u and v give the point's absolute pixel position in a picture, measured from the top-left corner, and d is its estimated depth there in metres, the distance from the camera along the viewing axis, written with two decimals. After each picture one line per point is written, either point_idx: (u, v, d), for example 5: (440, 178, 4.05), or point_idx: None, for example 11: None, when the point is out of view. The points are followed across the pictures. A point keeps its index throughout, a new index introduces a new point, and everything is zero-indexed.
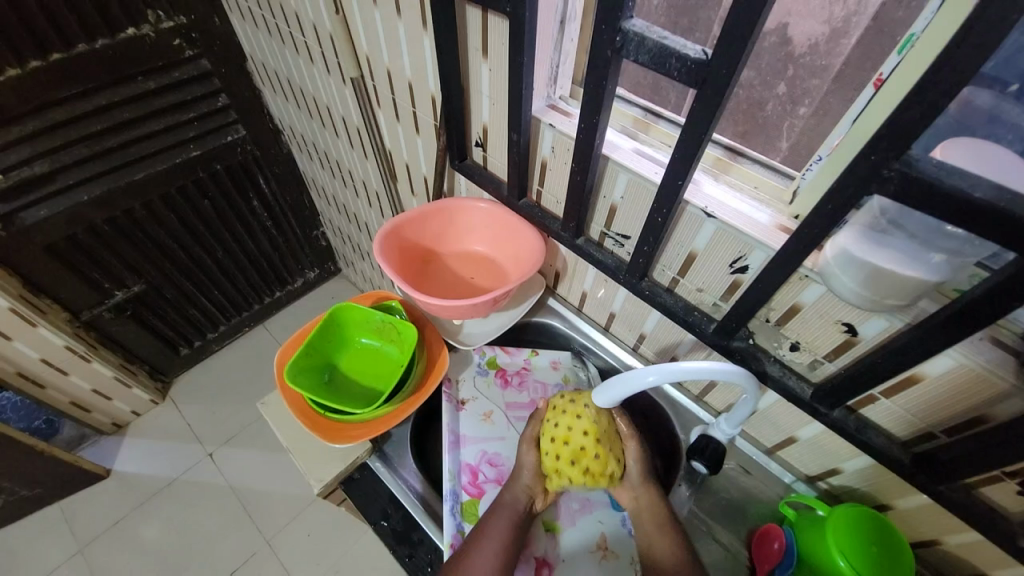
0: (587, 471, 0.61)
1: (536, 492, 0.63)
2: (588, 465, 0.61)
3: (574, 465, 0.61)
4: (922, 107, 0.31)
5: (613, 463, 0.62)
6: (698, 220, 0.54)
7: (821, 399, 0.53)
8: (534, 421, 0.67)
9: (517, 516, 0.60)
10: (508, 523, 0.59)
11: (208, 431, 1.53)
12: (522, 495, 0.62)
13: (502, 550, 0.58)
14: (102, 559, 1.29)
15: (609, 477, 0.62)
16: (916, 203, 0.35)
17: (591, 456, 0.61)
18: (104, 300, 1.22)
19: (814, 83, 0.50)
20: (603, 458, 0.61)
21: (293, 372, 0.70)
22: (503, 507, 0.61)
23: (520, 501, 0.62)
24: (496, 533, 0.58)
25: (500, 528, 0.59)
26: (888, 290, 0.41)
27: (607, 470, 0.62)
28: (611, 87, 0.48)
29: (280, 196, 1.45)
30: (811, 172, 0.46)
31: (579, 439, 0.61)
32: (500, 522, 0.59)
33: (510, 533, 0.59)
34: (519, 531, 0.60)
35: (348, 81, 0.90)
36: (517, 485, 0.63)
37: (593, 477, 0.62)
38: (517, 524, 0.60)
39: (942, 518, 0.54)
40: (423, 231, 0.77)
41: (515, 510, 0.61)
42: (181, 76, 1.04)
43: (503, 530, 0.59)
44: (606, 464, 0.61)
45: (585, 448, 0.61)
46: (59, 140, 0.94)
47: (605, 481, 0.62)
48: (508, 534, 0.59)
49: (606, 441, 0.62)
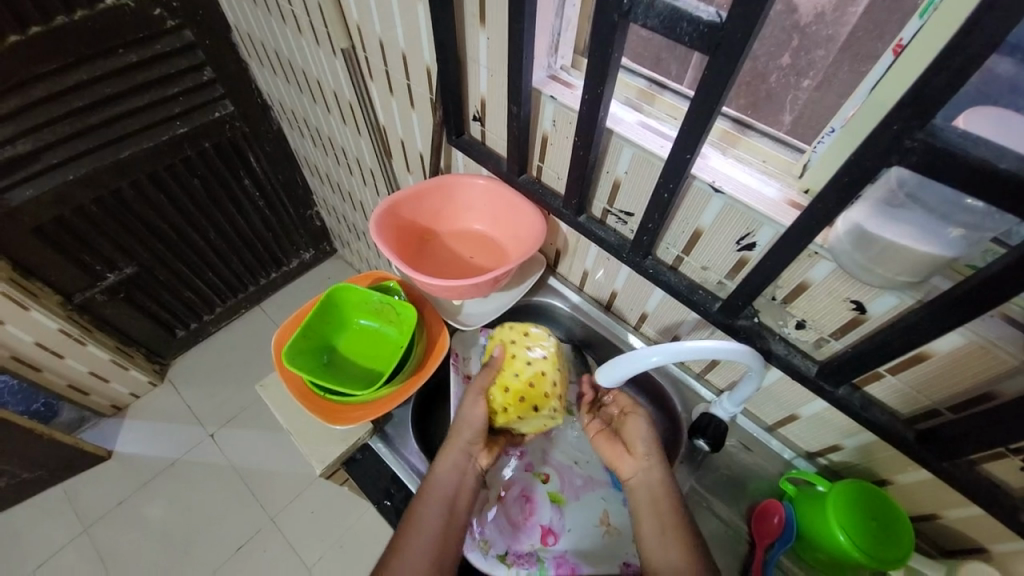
0: (504, 407, 0.63)
1: (477, 451, 0.62)
2: (496, 399, 0.63)
3: (487, 407, 0.63)
4: (950, 73, 0.29)
5: (527, 373, 0.63)
6: (706, 196, 0.53)
7: (826, 376, 0.52)
8: (488, 369, 0.65)
9: (453, 504, 0.57)
10: (441, 494, 0.58)
11: (208, 412, 1.53)
12: (459, 461, 0.60)
13: (439, 524, 0.56)
14: (107, 539, 1.31)
15: (533, 389, 0.63)
16: (939, 175, 0.33)
17: (496, 388, 0.64)
18: (96, 282, 1.20)
19: (820, 54, 0.48)
20: (509, 376, 0.63)
21: (292, 354, 0.69)
22: (437, 499, 0.57)
23: (453, 484, 0.59)
24: (434, 510, 0.56)
25: (435, 501, 0.57)
26: (902, 266, 0.40)
27: (519, 386, 0.62)
28: (618, 54, 0.46)
29: (272, 175, 1.42)
30: (823, 145, 0.45)
31: (483, 379, 0.64)
32: (436, 494, 0.58)
33: (448, 510, 0.57)
34: (459, 501, 0.58)
35: (339, 52, 0.86)
36: (447, 467, 0.60)
37: (511, 406, 0.62)
38: (453, 494, 0.58)
39: (943, 493, 0.55)
40: (419, 209, 0.74)
41: (451, 480, 0.59)
42: (165, 49, 0.99)
43: (438, 503, 0.57)
44: (514, 383, 0.63)
45: (485, 389, 0.64)
46: (40, 118, 0.90)
47: (529, 399, 0.62)
48: (445, 506, 0.57)
49: (516, 358, 0.64)
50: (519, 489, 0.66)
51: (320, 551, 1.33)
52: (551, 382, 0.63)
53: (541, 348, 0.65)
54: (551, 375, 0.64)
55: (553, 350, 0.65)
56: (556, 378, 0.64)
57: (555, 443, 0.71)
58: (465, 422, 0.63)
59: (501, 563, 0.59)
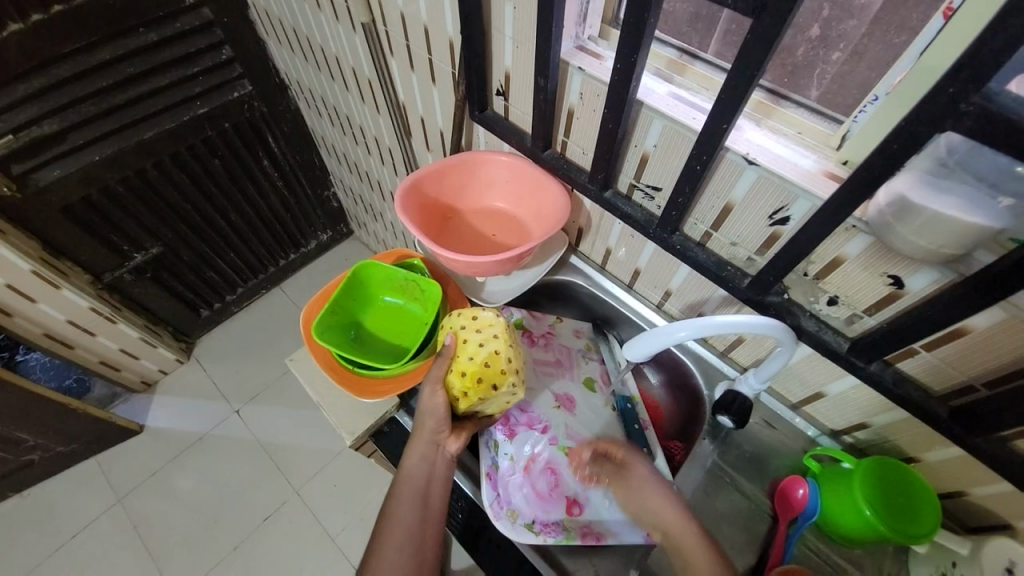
0: (463, 392, 0.61)
1: (443, 438, 0.63)
2: (453, 386, 0.61)
3: (447, 396, 0.62)
4: (1010, 34, 0.28)
5: (481, 355, 0.60)
6: (738, 168, 0.51)
7: (858, 352, 0.52)
8: (440, 360, 0.63)
9: (425, 496, 0.61)
10: (413, 488, 0.61)
11: (233, 389, 1.58)
12: (425, 451, 0.62)
13: (414, 517, 0.60)
14: (142, 508, 1.37)
15: (489, 369, 0.60)
16: (992, 141, 0.32)
17: (452, 375, 0.61)
18: (123, 262, 1.23)
19: (851, 24, 0.46)
20: (464, 361, 0.61)
21: (320, 328, 0.70)
22: (408, 494, 0.61)
23: (422, 475, 0.61)
24: (407, 504, 0.60)
25: (409, 495, 0.61)
26: (947, 237, 0.39)
27: (474, 368, 0.60)
28: (654, 19, 0.44)
29: (290, 155, 1.42)
30: (864, 115, 0.43)
31: (439, 369, 0.62)
32: (408, 488, 0.61)
33: (419, 502, 0.61)
34: (429, 492, 0.61)
35: (358, 27, 0.85)
36: (415, 459, 0.62)
37: (469, 389, 0.60)
38: (425, 487, 0.61)
39: (975, 471, 0.54)
40: (442, 186, 0.74)
41: (421, 473, 0.61)
42: (184, 27, 0.99)
43: (412, 497, 0.61)
44: (469, 366, 0.60)
45: (443, 377, 0.62)
46: (65, 98, 0.91)
47: (486, 379, 0.60)
48: (418, 500, 0.61)
49: (468, 343, 0.62)
50: (544, 462, 0.65)
51: (344, 522, 1.38)
52: (506, 359, 0.61)
53: (491, 329, 0.63)
54: (505, 352, 0.61)
55: (501, 328, 0.63)
56: (511, 354, 0.62)
57: (577, 417, 0.69)
58: (428, 412, 0.62)
59: (529, 532, 0.61)
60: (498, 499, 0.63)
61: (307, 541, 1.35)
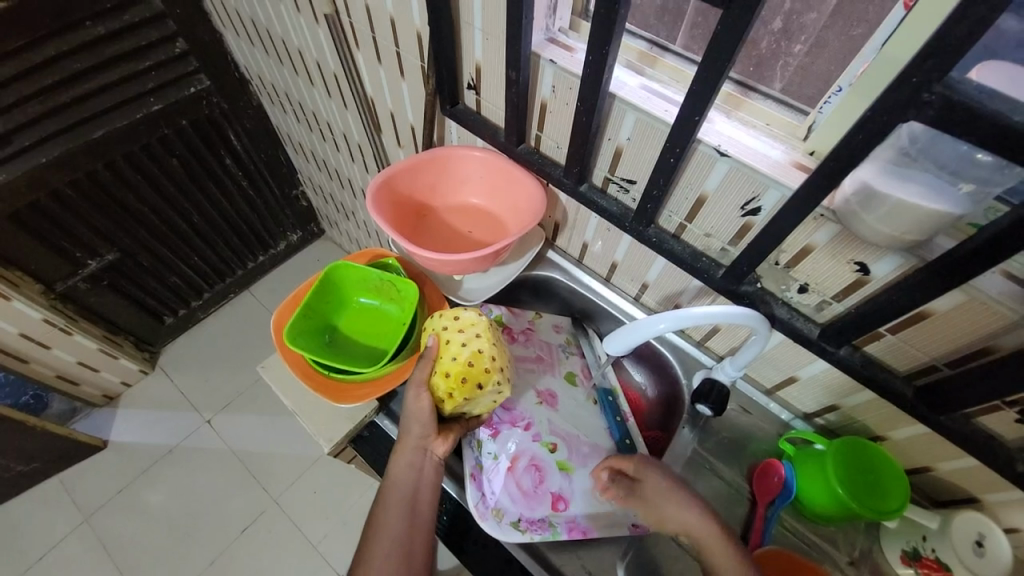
0: (448, 394, 0.59)
1: (430, 442, 0.61)
2: (438, 387, 0.60)
3: (432, 398, 0.61)
4: (970, 23, 0.28)
5: (464, 355, 0.59)
6: (710, 160, 0.52)
7: (829, 337, 0.53)
8: (423, 361, 0.61)
9: (412, 503, 0.60)
10: (400, 496, 0.60)
11: (203, 398, 1.52)
12: (413, 459, 0.61)
13: (402, 524, 0.59)
14: (109, 527, 1.31)
15: (473, 368, 0.59)
16: (955, 129, 0.33)
17: (437, 377, 0.60)
18: (78, 270, 1.16)
19: (811, 17, 0.49)
20: (447, 361, 0.60)
21: (292, 333, 0.68)
22: (396, 504, 0.60)
23: (407, 485, 0.60)
24: (394, 513, 0.59)
25: (395, 503, 0.60)
26: (911, 224, 0.41)
27: (458, 369, 0.59)
28: (624, 11, 0.44)
29: (253, 153, 1.37)
30: (829, 106, 0.44)
31: (423, 372, 0.61)
32: (395, 497, 0.60)
33: (406, 511, 0.60)
34: (415, 502, 0.60)
35: (322, 18, 0.82)
36: (400, 465, 0.61)
37: (454, 390, 0.59)
38: (412, 494, 0.60)
39: (940, 447, 0.57)
40: (416, 182, 0.72)
41: (408, 481, 0.60)
42: (133, 19, 0.93)
43: (399, 504, 0.60)
44: (453, 366, 0.59)
45: (427, 380, 0.61)
46: (10, 98, 0.85)
47: (471, 378, 0.59)
48: (406, 506, 0.60)
49: (450, 343, 0.61)
50: (528, 459, 0.64)
51: (326, 529, 1.35)
52: (490, 357, 0.60)
53: (473, 329, 0.62)
54: (489, 351, 0.60)
55: (484, 327, 0.62)
56: (494, 352, 0.61)
57: (560, 412, 0.70)
58: (412, 414, 0.61)
59: (515, 530, 0.60)
60: (483, 499, 0.63)
61: (289, 550, 1.32)
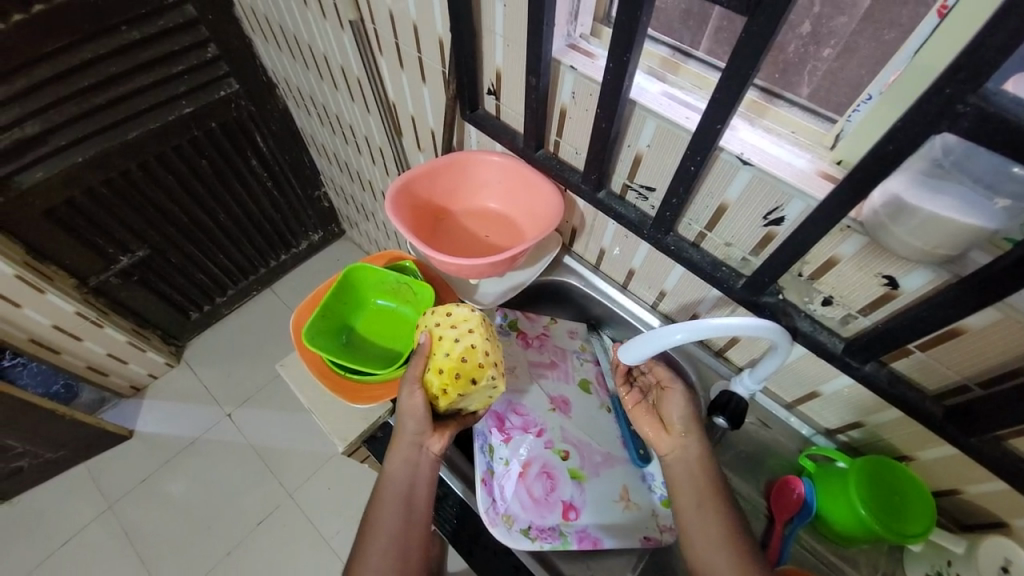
0: (442, 389, 0.59)
1: (426, 437, 0.61)
2: (432, 384, 0.60)
3: (426, 395, 0.61)
4: (1007, 33, 0.27)
5: (456, 350, 0.59)
6: (733, 167, 0.51)
7: (854, 352, 0.52)
8: (417, 356, 0.62)
9: (408, 500, 0.60)
10: (395, 492, 0.60)
11: (225, 392, 1.56)
12: (409, 455, 0.61)
13: (397, 521, 0.59)
14: (132, 515, 1.35)
15: (466, 363, 0.59)
16: (990, 142, 0.32)
17: (430, 373, 0.60)
18: (110, 265, 1.21)
19: (841, 21, 0.47)
20: (440, 357, 0.60)
21: (311, 334, 0.69)
22: (391, 500, 0.60)
23: (403, 481, 0.60)
24: (389, 510, 0.59)
25: (391, 500, 0.60)
26: (943, 238, 0.39)
27: (451, 364, 0.59)
28: (646, 19, 0.44)
29: (279, 154, 1.40)
30: (857, 115, 0.43)
31: (417, 368, 0.61)
32: (390, 493, 0.60)
33: (401, 508, 0.60)
34: (411, 498, 0.60)
35: (347, 25, 0.84)
36: (396, 461, 0.61)
37: (448, 385, 0.59)
38: (407, 489, 0.60)
39: (971, 470, 0.54)
40: (434, 186, 0.73)
41: (404, 476, 0.60)
42: (167, 24, 0.96)
43: (394, 500, 0.60)
44: (446, 362, 0.59)
45: (421, 377, 0.61)
46: (48, 98, 0.89)
47: (465, 374, 0.58)
48: (401, 503, 0.60)
49: (443, 339, 0.61)
50: (540, 466, 0.64)
51: (339, 525, 1.37)
52: (484, 352, 0.60)
53: (466, 324, 0.62)
54: (482, 346, 0.60)
55: (477, 321, 0.62)
56: (488, 347, 0.60)
57: (572, 419, 0.69)
58: (407, 410, 0.61)
59: (525, 537, 0.60)
60: (494, 505, 0.62)
61: (302, 545, 1.34)
